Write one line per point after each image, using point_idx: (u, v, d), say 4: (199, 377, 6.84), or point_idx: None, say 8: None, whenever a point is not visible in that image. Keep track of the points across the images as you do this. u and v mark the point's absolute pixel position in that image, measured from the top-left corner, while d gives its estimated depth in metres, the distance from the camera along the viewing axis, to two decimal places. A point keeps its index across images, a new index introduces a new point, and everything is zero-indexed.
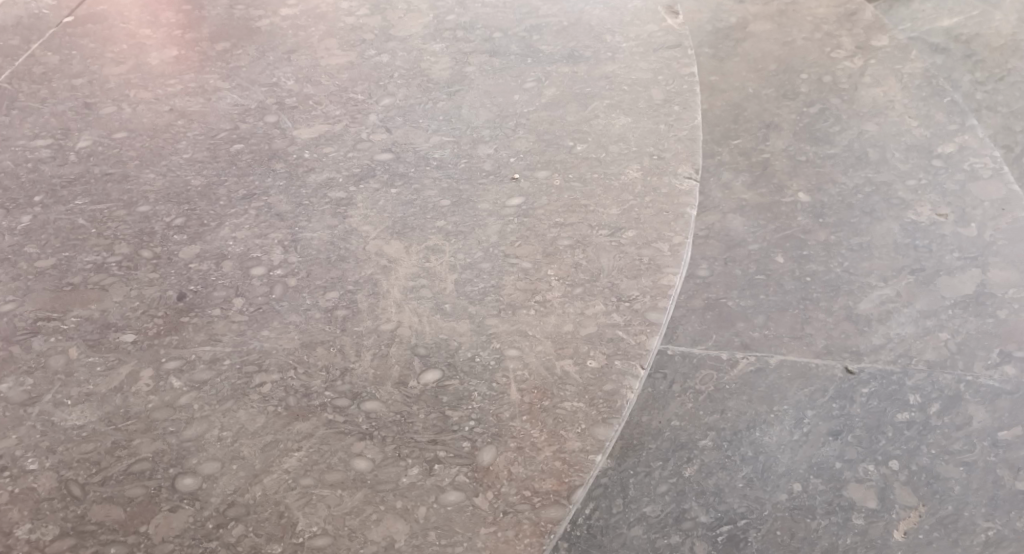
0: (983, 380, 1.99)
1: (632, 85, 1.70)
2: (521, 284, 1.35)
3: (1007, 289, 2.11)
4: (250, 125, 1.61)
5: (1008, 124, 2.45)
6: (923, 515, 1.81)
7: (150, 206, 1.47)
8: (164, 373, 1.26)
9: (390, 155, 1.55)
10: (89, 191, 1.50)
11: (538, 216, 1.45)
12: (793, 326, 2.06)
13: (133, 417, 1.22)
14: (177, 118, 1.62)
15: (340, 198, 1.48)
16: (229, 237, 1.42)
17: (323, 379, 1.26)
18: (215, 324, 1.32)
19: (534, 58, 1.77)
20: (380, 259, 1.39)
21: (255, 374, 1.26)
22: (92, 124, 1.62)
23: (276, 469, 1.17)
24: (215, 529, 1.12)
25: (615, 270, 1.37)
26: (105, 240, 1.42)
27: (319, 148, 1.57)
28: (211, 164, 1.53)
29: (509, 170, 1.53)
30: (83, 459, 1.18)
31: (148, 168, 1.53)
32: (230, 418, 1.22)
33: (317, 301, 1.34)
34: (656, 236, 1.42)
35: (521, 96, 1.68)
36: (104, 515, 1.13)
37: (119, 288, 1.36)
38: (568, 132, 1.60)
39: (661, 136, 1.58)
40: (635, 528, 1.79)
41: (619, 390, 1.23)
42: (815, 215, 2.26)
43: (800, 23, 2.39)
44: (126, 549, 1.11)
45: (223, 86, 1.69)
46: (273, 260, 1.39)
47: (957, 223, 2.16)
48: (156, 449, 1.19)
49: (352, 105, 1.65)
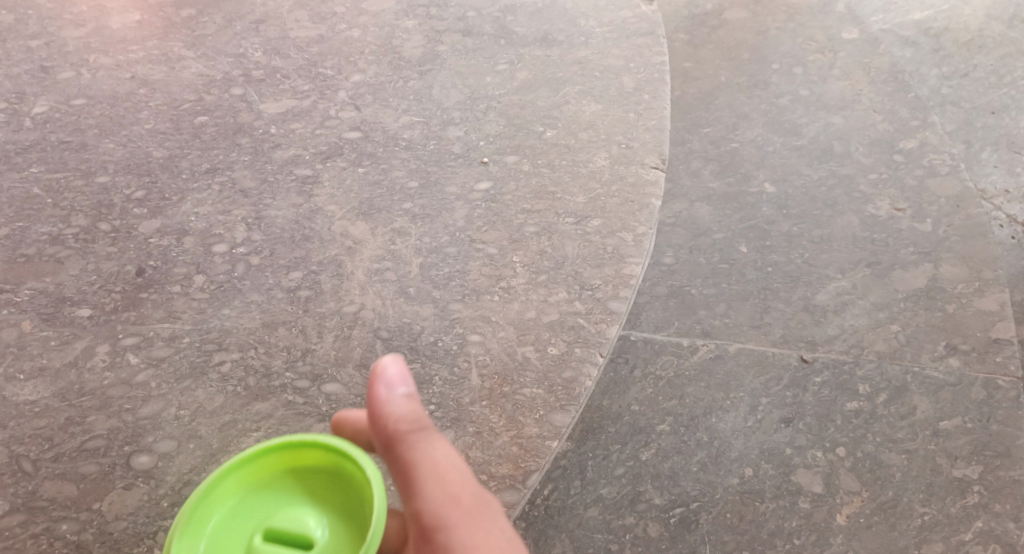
0: None
1: (604, 71, 1.69)
2: (486, 270, 1.35)
3: None
4: (216, 97, 1.58)
5: None
6: (866, 500, 1.72)
7: (109, 177, 1.44)
8: (121, 349, 1.25)
9: (358, 134, 1.54)
10: (45, 158, 1.46)
11: (504, 202, 1.45)
12: None
13: (88, 393, 1.21)
14: (139, 86, 1.58)
15: (306, 176, 1.46)
16: (191, 212, 1.40)
17: (284, 359, 1.25)
18: (175, 301, 1.30)
19: (507, 40, 1.76)
20: (344, 240, 1.38)
21: (215, 352, 1.25)
22: (48, 89, 1.58)
23: (234, 449, 1.17)
24: (169, 508, 1.12)
25: (579, 259, 1.37)
26: (61, 211, 1.39)
27: (286, 124, 1.54)
28: (174, 135, 1.51)
29: (478, 154, 1.52)
30: (36, 434, 1.18)
31: (108, 138, 1.49)
32: (188, 396, 1.21)
33: (279, 281, 1.33)
34: (621, 226, 1.42)
35: (493, 79, 1.67)
36: (56, 491, 1.13)
37: (75, 261, 1.34)
38: (538, 117, 1.59)
39: (630, 125, 1.58)
40: (590, 509, 1.74)
41: (578, 377, 1.24)
42: None
43: (773, 14, 2.67)
44: (78, 526, 1.11)
45: (188, 54, 1.66)
46: (236, 237, 1.38)
47: None
48: (111, 426, 1.18)
49: (320, 81, 1.63)
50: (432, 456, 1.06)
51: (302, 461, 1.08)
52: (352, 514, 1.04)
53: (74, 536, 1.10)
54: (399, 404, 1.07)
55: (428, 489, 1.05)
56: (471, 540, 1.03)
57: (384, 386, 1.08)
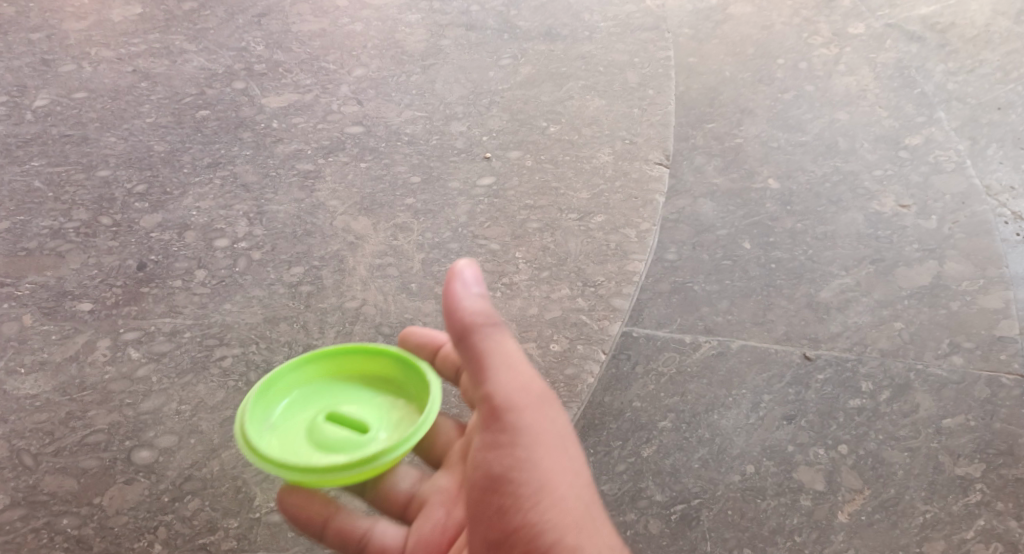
0: (931, 369, 1.43)
1: (608, 67, 1.69)
2: (488, 266, 1.39)
3: (960, 281, 1.54)
4: (217, 91, 1.57)
5: (975, 116, 1.83)
6: None
7: (110, 171, 1.43)
8: (122, 343, 1.25)
9: (360, 128, 1.53)
10: (46, 152, 1.46)
11: (508, 197, 1.46)
12: (756, 310, 1.48)
13: (89, 387, 1.21)
14: (141, 80, 1.58)
15: (308, 170, 1.46)
16: (192, 207, 1.40)
17: (285, 354, 1.25)
18: (176, 296, 1.30)
19: (511, 34, 1.75)
20: (346, 235, 1.38)
21: (216, 347, 1.25)
22: (50, 82, 1.57)
23: (235, 444, 1.17)
24: (170, 502, 1.12)
25: (581, 255, 1.43)
26: (62, 204, 1.39)
27: (288, 118, 1.54)
28: (176, 129, 1.50)
29: (481, 150, 1.52)
30: (36, 429, 1.17)
31: (109, 131, 1.49)
32: (189, 391, 1.21)
33: (281, 276, 1.33)
34: (624, 222, 1.48)
35: (496, 73, 1.66)
36: (57, 486, 1.13)
37: (76, 255, 1.33)
38: (541, 113, 1.59)
39: (635, 121, 1.60)
40: None
41: (580, 374, 1.33)
42: (782, 201, 1.64)
43: None
44: (79, 521, 1.10)
45: (190, 48, 1.65)
46: (237, 232, 1.37)
47: (917, 215, 1.63)
48: (112, 420, 1.18)
49: (323, 75, 1.62)
50: (506, 347, 0.98)
51: (368, 366, 1.09)
52: (414, 410, 1.04)
53: (75, 530, 1.10)
54: (474, 301, 0.97)
55: (500, 378, 0.97)
56: (547, 425, 0.96)
57: (461, 283, 0.97)
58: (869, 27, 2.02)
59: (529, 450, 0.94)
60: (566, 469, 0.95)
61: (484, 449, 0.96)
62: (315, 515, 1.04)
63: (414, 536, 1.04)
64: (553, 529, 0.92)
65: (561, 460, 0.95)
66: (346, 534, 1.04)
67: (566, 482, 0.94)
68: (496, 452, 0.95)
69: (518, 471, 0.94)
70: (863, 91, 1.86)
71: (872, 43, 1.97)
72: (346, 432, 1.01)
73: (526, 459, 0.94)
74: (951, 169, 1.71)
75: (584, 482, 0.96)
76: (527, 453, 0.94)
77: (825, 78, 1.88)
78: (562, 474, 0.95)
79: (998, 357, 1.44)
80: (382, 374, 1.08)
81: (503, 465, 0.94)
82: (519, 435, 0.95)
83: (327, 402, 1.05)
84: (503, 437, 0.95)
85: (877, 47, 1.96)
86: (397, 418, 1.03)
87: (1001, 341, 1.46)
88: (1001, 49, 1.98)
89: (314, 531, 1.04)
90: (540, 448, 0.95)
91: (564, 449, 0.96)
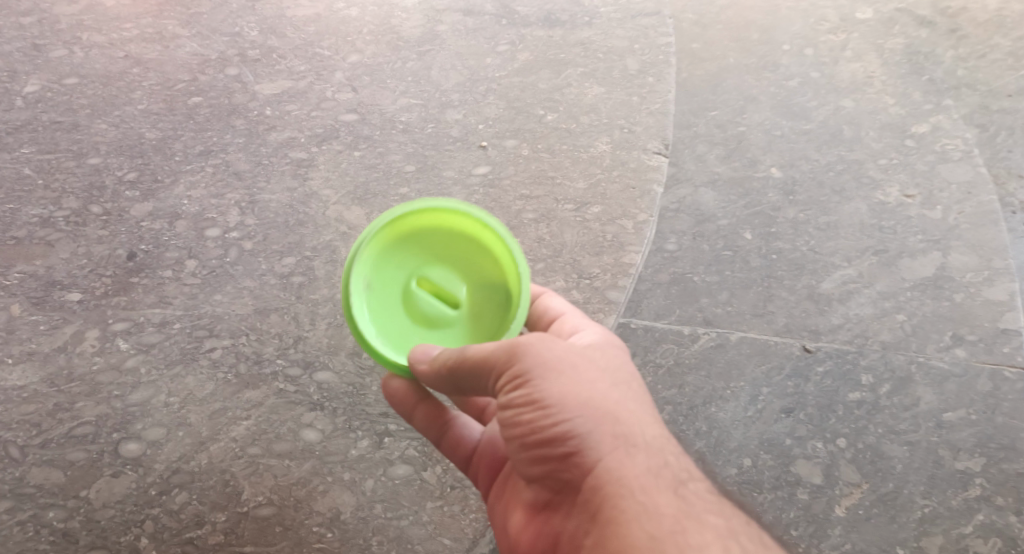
0: (933, 362, 1.40)
1: (607, 53, 1.68)
2: None
3: (964, 272, 1.50)
4: (210, 77, 1.55)
5: (985, 103, 1.76)
6: None
7: (101, 158, 1.42)
8: (111, 334, 1.23)
9: (355, 116, 1.51)
10: (36, 139, 1.44)
11: (504, 187, 1.45)
12: (757, 301, 1.45)
13: (77, 378, 1.20)
14: (132, 66, 1.56)
15: (301, 159, 1.44)
16: (183, 195, 1.38)
17: (276, 346, 1.24)
18: (166, 286, 1.28)
19: (509, 20, 1.72)
20: (339, 225, 1.37)
21: (206, 339, 1.24)
22: (40, 67, 1.55)
23: (224, 436, 1.16)
24: (158, 496, 1.12)
25: (578, 246, 1.41)
26: (52, 192, 1.37)
27: (282, 105, 1.52)
28: (168, 117, 1.48)
29: (477, 138, 1.50)
30: (24, 420, 1.16)
31: (101, 118, 1.47)
32: (178, 383, 1.20)
33: (272, 267, 1.31)
34: (621, 213, 1.47)
35: (494, 60, 1.63)
36: (44, 478, 1.12)
37: (66, 244, 1.32)
38: (539, 100, 1.57)
39: (634, 108, 1.60)
40: None
41: None
42: (785, 190, 1.58)
43: None
44: (66, 514, 1.10)
45: (183, 33, 1.63)
46: (229, 221, 1.36)
47: (922, 205, 1.58)
48: (100, 412, 1.17)
49: (317, 61, 1.60)
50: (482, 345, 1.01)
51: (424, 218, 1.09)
52: (495, 264, 1.09)
53: (61, 523, 1.10)
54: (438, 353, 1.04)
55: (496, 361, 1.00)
56: (552, 350, 1.00)
57: (424, 359, 1.05)
58: (878, 11, 1.93)
59: (545, 381, 0.98)
60: (584, 377, 0.99)
61: (507, 411, 1.00)
62: (411, 392, 1.12)
63: (489, 432, 1.12)
64: (594, 433, 0.97)
65: (576, 374, 0.99)
66: (434, 416, 1.13)
67: (587, 390, 0.98)
68: (515, 399, 0.99)
69: (544, 403, 0.97)
70: (869, 78, 1.78)
71: (880, 28, 1.89)
72: (449, 313, 1.09)
73: (546, 387, 0.98)
74: (958, 158, 1.65)
75: (605, 377, 1.01)
76: (543, 381, 0.98)
77: (831, 64, 1.81)
78: (583, 384, 0.99)
79: (1001, 351, 1.42)
80: (446, 230, 1.09)
81: (527, 404, 0.98)
82: (529, 375, 0.99)
83: (409, 271, 1.09)
84: (517, 382, 0.99)
85: (885, 32, 1.88)
86: (482, 277, 1.09)
87: (1005, 334, 1.43)
88: (1014, 34, 1.90)
89: (406, 409, 1.13)
90: (555, 374, 0.99)
91: (576, 365, 1.00)
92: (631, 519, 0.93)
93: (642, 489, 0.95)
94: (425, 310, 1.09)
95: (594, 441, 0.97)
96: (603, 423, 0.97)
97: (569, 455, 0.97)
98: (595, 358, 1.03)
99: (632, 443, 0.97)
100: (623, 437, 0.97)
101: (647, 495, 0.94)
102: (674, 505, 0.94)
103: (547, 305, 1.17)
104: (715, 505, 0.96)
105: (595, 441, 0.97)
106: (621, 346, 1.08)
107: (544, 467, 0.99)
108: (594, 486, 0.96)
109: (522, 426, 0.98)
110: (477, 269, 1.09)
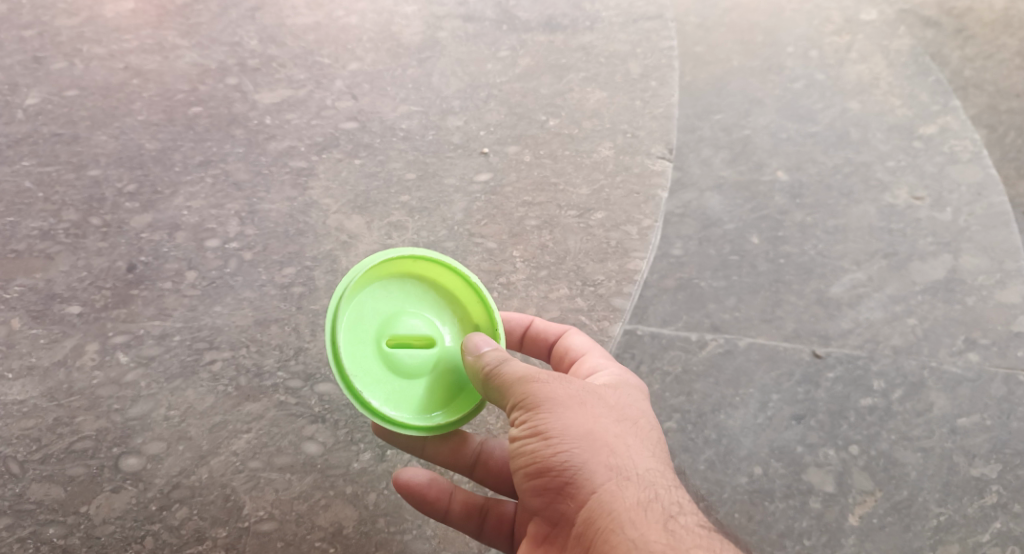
0: (945, 367, 1.38)
1: (609, 58, 1.64)
2: (485, 265, 1.36)
3: (976, 275, 1.47)
4: (210, 87, 1.54)
5: (993, 104, 1.75)
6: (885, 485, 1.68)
7: (101, 170, 1.41)
8: (111, 347, 1.22)
9: (355, 124, 1.50)
10: (36, 151, 1.43)
11: (505, 194, 1.43)
12: (765, 305, 1.42)
13: (77, 392, 1.18)
14: (132, 77, 1.55)
15: (301, 168, 1.43)
16: (183, 206, 1.37)
17: (276, 358, 1.22)
18: (166, 298, 1.27)
19: (510, 26, 1.68)
20: (340, 234, 1.35)
21: (206, 351, 1.22)
22: (40, 79, 1.53)
23: (224, 450, 1.15)
24: (158, 511, 1.11)
25: (581, 253, 1.39)
26: (51, 205, 1.36)
27: (281, 114, 1.50)
28: (168, 127, 1.47)
29: (478, 145, 1.49)
30: (24, 435, 1.15)
31: (101, 130, 1.46)
32: (179, 396, 1.18)
33: (272, 277, 1.30)
34: (625, 218, 1.44)
35: (494, 66, 1.61)
36: (44, 494, 1.11)
37: (66, 257, 1.31)
38: (540, 106, 1.55)
39: (637, 113, 1.56)
40: None
41: None
42: (792, 193, 1.56)
43: None
44: (66, 530, 1.10)
45: (183, 43, 1.60)
46: (229, 232, 1.34)
47: (932, 207, 1.55)
48: (100, 426, 1.16)
49: (317, 69, 1.58)
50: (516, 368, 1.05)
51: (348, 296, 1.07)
52: (435, 287, 1.14)
53: (61, 540, 1.09)
54: (486, 352, 1.08)
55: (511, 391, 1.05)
56: (562, 384, 1.05)
57: (472, 352, 1.09)
58: (882, 12, 1.87)
59: (550, 412, 1.03)
60: (586, 410, 1.04)
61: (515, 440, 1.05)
62: (441, 490, 1.09)
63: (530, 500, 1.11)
64: (590, 464, 1.01)
65: (582, 408, 1.04)
66: (469, 507, 1.10)
67: (587, 422, 1.03)
68: (519, 428, 1.04)
69: (545, 432, 1.02)
70: (876, 79, 1.75)
71: (886, 29, 1.84)
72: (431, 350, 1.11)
73: (551, 419, 1.03)
74: (967, 159, 1.62)
75: (608, 411, 1.05)
76: (545, 412, 1.03)
77: (837, 66, 1.78)
78: (584, 417, 1.03)
79: (1014, 354, 1.40)
80: (377, 288, 1.10)
81: (530, 434, 1.03)
82: (535, 404, 1.03)
83: (373, 339, 1.09)
84: (523, 411, 1.04)
85: (891, 33, 1.83)
86: (431, 303, 1.13)
87: (1017, 337, 1.41)
88: (1020, 34, 1.88)
89: (440, 509, 1.10)
90: (557, 406, 1.03)
91: (583, 398, 1.05)
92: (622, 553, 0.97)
93: (632, 522, 0.98)
94: (415, 360, 1.10)
95: (590, 472, 1.00)
96: (599, 454, 1.01)
97: (566, 486, 1.01)
98: (602, 393, 1.07)
99: (626, 475, 1.01)
100: (617, 469, 1.01)
101: (637, 528, 0.97)
102: (663, 538, 0.97)
103: (573, 343, 1.20)
104: (706, 540, 0.98)
105: (590, 472, 1.01)
106: (635, 384, 1.12)
107: (543, 500, 1.03)
108: (588, 519, 1.00)
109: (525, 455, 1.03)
110: (422, 301, 1.13)
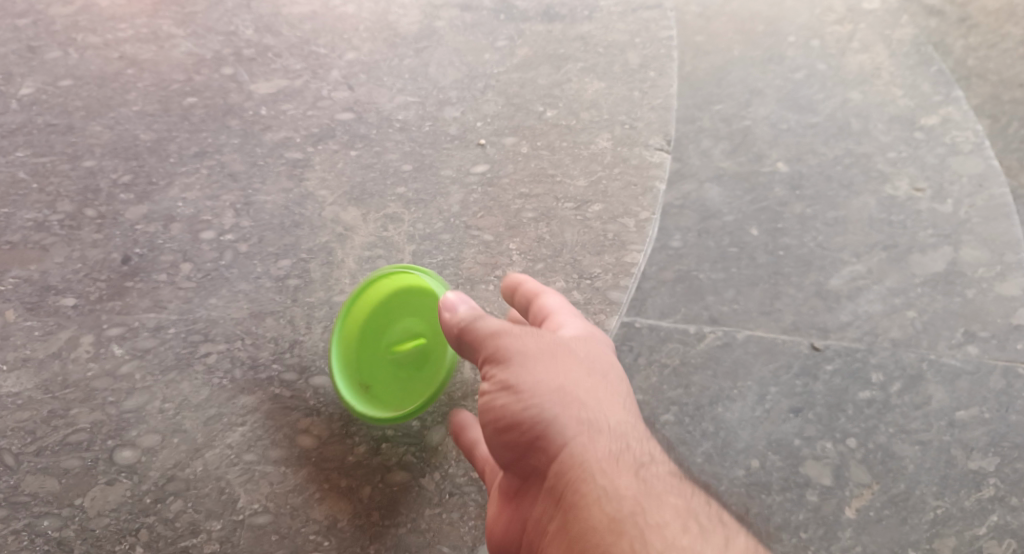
0: (944, 359, 1.37)
1: (608, 47, 1.62)
2: (481, 258, 1.33)
3: (976, 267, 1.46)
4: (205, 77, 1.53)
5: (996, 94, 1.76)
6: None
7: (96, 161, 1.40)
8: (106, 339, 1.22)
9: (352, 115, 1.49)
10: (31, 141, 1.42)
11: (503, 185, 1.41)
12: (764, 298, 1.42)
13: (72, 385, 1.18)
14: (127, 66, 1.54)
15: (297, 159, 1.42)
16: (178, 198, 1.36)
17: (271, 351, 1.21)
18: (161, 290, 1.26)
19: (508, 14, 1.68)
20: (335, 226, 1.35)
21: (201, 344, 1.22)
22: (35, 69, 1.53)
23: (219, 443, 1.14)
24: (153, 504, 1.10)
25: (578, 246, 1.35)
26: (46, 196, 1.36)
27: (277, 104, 1.50)
28: (163, 117, 1.46)
29: (475, 136, 1.47)
30: (18, 427, 1.15)
31: (96, 120, 1.45)
32: (174, 389, 1.18)
33: (268, 269, 1.29)
34: (623, 211, 1.39)
35: (492, 56, 1.60)
36: (39, 486, 1.11)
37: (61, 248, 1.30)
38: (538, 96, 1.54)
39: (635, 103, 1.53)
40: None
41: None
42: (792, 185, 1.56)
43: None
44: (60, 522, 1.09)
45: (178, 33, 1.60)
46: (224, 223, 1.34)
47: (932, 199, 1.54)
48: (94, 419, 1.16)
49: (313, 59, 1.58)
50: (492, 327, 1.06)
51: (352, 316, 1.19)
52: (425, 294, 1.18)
53: (56, 532, 1.09)
54: (461, 310, 1.08)
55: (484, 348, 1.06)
56: (533, 340, 1.06)
57: (446, 310, 1.10)
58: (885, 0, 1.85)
59: (521, 368, 1.04)
60: (557, 365, 1.04)
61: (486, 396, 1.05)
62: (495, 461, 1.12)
63: None
64: (560, 418, 1.01)
65: (552, 363, 1.04)
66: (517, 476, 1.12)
67: (558, 377, 1.03)
68: (491, 380, 1.05)
69: (515, 387, 1.03)
70: (878, 69, 1.73)
71: (888, 18, 1.82)
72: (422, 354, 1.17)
73: (521, 374, 1.03)
74: (969, 150, 1.60)
75: (580, 365, 1.06)
76: (515, 368, 1.04)
77: (838, 55, 1.76)
78: (555, 372, 1.04)
79: (1014, 347, 1.39)
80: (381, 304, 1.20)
81: (500, 389, 1.04)
82: (507, 361, 1.04)
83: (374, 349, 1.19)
84: (495, 368, 1.05)
85: (894, 22, 1.81)
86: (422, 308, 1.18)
87: (1017, 330, 1.40)
88: None
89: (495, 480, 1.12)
90: (528, 361, 1.04)
91: (555, 353, 1.05)
92: (593, 501, 0.97)
93: (603, 472, 0.99)
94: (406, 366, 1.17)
95: (561, 426, 1.01)
96: (570, 408, 1.02)
97: (537, 440, 1.02)
98: (575, 350, 1.08)
99: (597, 428, 1.02)
100: (588, 422, 1.02)
101: (608, 478, 0.98)
102: (632, 485, 0.98)
103: (549, 305, 1.15)
104: (676, 487, 0.99)
105: (561, 427, 1.01)
106: (609, 343, 1.13)
107: (515, 454, 1.04)
108: (558, 472, 1.01)
109: (492, 404, 1.04)
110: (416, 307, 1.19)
